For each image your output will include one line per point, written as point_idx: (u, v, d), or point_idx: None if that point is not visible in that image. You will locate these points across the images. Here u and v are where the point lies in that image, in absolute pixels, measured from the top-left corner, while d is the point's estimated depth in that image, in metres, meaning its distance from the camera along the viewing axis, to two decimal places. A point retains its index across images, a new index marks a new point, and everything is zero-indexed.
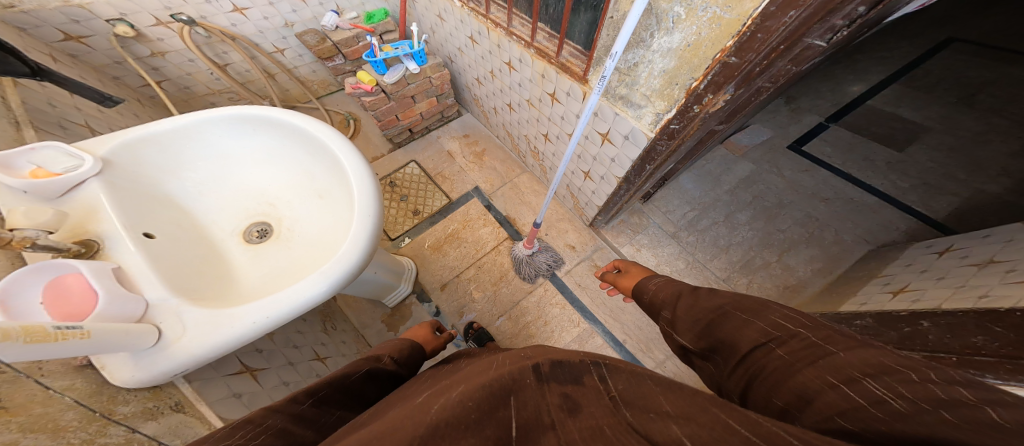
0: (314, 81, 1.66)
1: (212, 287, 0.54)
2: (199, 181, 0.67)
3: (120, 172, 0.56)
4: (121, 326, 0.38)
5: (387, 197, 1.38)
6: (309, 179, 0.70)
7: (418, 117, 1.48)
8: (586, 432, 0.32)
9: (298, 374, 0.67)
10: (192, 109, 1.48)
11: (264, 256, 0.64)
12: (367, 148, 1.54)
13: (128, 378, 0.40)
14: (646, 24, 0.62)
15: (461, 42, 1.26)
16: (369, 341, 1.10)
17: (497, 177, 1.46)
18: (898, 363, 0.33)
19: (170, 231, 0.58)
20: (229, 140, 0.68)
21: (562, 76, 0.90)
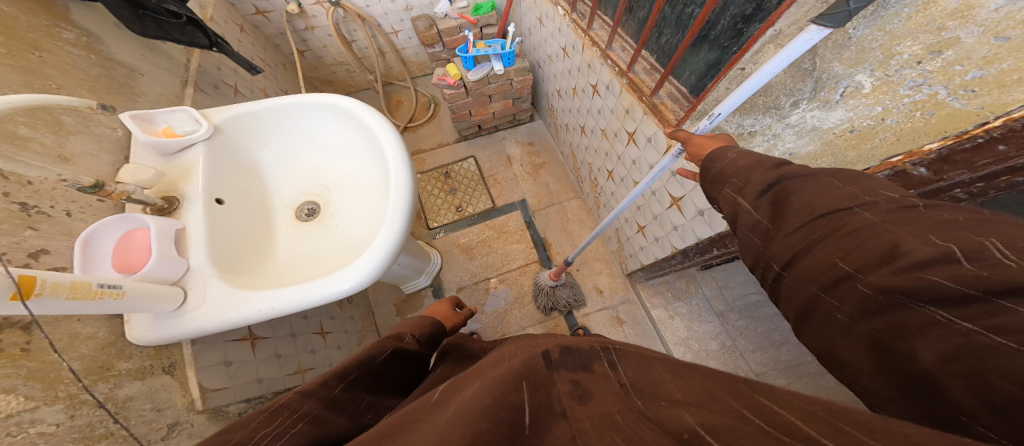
0: (415, 63, 1.72)
1: (251, 260, 0.61)
2: (278, 155, 0.75)
3: (219, 140, 0.65)
4: (150, 289, 0.46)
5: (438, 187, 1.43)
6: (363, 175, 0.73)
7: (491, 115, 1.46)
8: (595, 422, 0.27)
9: (292, 347, 0.76)
10: (318, 76, 1.63)
11: (305, 236, 0.71)
12: (436, 134, 1.60)
13: (141, 337, 0.49)
14: (797, 89, 0.42)
15: (552, 50, 1.16)
16: (377, 318, 1.18)
17: (546, 195, 1.42)
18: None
19: (239, 197, 0.67)
20: (308, 123, 0.74)
21: (647, 118, 0.75)
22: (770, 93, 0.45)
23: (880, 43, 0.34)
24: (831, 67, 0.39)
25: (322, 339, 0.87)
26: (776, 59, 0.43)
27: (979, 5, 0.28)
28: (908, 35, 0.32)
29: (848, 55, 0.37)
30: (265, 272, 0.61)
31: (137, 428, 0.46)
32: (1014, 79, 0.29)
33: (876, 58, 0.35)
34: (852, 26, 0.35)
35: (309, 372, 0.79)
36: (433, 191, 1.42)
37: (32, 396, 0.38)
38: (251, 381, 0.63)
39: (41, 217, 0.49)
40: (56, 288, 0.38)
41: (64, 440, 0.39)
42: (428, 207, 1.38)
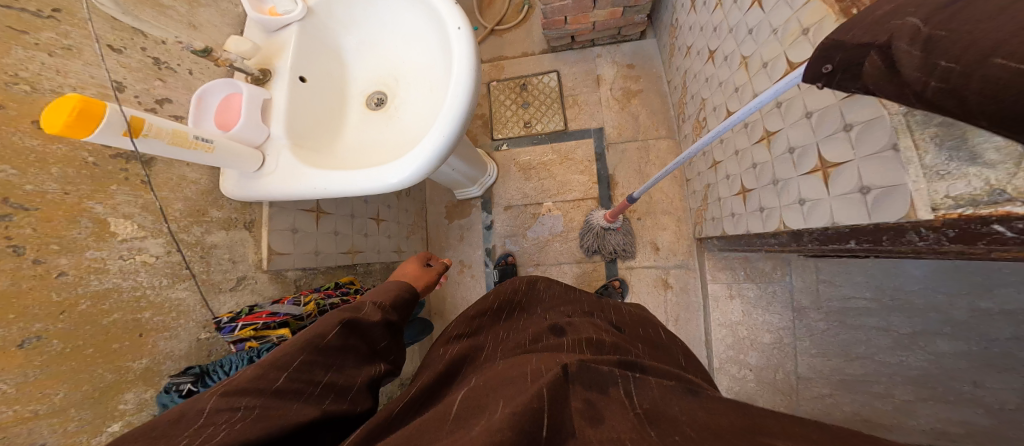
0: None
1: (322, 144, 0.62)
2: (361, 38, 0.69)
3: (310, 17, 0.63)
4: (234, 150, 0.50)
5: (513, 99, 1.33)
6: (433, 72, 0.63)
7: (589, 28, 1.21)
8: (609, 440, 0.32)
9: (351, 228, 0.87)
10: None
11: (372, 125, 0.67)
12: (524, 38, 1.41)
13: (232, 191, 0.57)
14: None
15: None
16: (428, 217, 1.28)
17: (630, 129, 1.23)
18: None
19: (323, 79, 0.66)
20: (391, 4, 0.64)
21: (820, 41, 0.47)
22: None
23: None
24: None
25: (376, 225, 0.97)
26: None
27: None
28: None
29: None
30: (331, 157, 0.62)
31: (215, 274, 0.58)
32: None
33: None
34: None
35: (359, 254, 0.90)
36: (506, 104, 1.32)
37: (143, 226, 0.49)
38: (310, 251, 0.75)
39: (170, 72, 0.55)
40: (161, 133, 0.43)
41: (161, 271, 0.51)
42: (498, 119, 1.31)
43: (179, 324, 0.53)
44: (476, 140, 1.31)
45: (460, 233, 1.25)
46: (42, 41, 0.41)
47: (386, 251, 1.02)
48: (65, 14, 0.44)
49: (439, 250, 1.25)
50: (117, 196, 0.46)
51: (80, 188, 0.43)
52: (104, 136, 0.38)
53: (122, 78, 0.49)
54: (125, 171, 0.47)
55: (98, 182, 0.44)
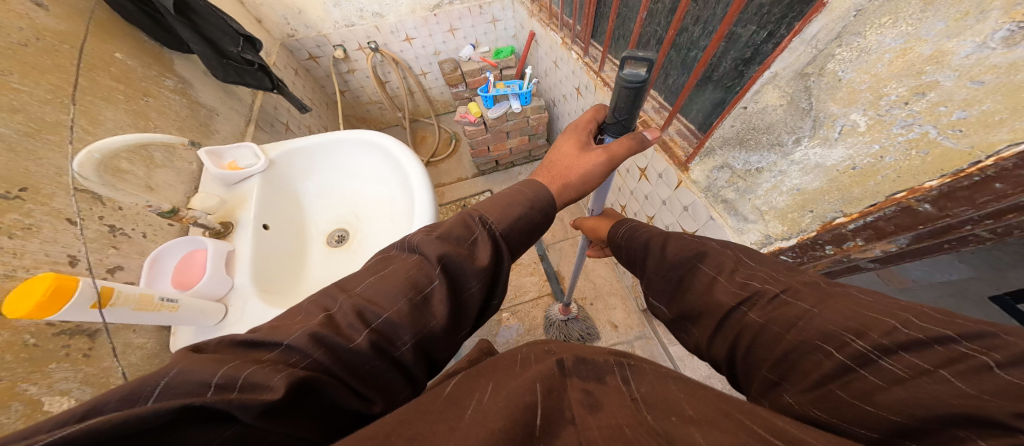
0: (439, 101, 1.82)
1: (286, 285, 0.60)
2: (320, 184, 0.75)
3: (276, 173, 0.69)
4: (201, 305, 0.48)
5: None
6: (391, 204, 0.71)
7: (507, 152, 1.52)
8: (606, 432, 0.26)
9: None
10: (355, 113, 1.74)
11: (335, 261, 0.68)
12: (456, 168, 1.68)
13: (183, 348, 0.50)
14: (797, 126, 0.43)
15: (567, 90, 1.21)
16: None
17: (561, 229, 1.44)
18: (866, 311, 0.30)
19: (285, 224, 0.68)
20: (352, 157, 0.75)
21: (658, 155, 0.75)
22: (772, 132, 0.46)
23: (868, 85, 0.34)
24: (827, 107, 0.39)
25: None
26: (776, 98, 0.45)
27: (951, 51, 0.28)
28: (892, 78, 0.32)
29: (840, 96, 0.37)
30: (297, 296, 0.60)
31: None
32: (996, 119, 0.27)
33: (866, 99, 0.35)
34: (840, 69, 0.36)
35: None
36: None
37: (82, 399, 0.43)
38: None
39: (124, 237, 0.54)
40: (127, 299, 0.42)
41: None
42: None
43: None
44: None
45: None
46: (3, 223, 0.40)
47: None
48: (32, 192, 0.44)
49: None
50: (56, 373, 0.41)
51: (16, 372, 0.37)
52: (70, 311, 0.37)
53: (77, 251, 0.47)
54: (67, 346, 0.42)
55: (36, 363, 0.39)
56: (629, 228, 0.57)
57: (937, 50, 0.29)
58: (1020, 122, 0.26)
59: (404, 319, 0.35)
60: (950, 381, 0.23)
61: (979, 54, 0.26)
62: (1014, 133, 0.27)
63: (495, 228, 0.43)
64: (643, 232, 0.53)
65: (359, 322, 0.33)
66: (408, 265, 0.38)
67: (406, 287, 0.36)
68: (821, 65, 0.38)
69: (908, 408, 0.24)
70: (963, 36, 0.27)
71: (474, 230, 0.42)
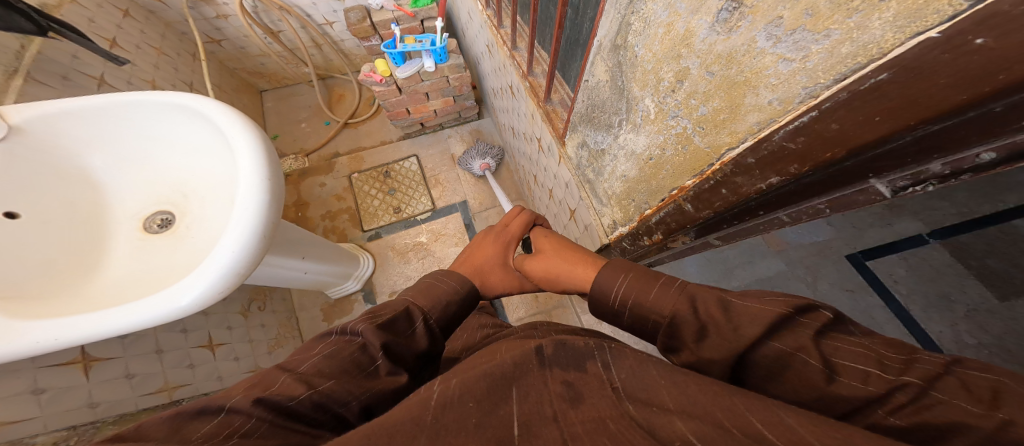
0: (358, 55, 1.61)
1: (55, 286, 0.50)
2: (121, 159, 0.63)
3: (28, 146, 0.54)
4: None
5: (376, 187, 1.42)
6: (220, 182, 0.62)
7: (431, 113, 1.43)
8: (590, 427, 0.23)
9: (158, 365, 0.69)
10: (244, 67, 1.52)
11: (149, 252, 0.60)
12: (380, 131, 1.56)
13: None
14: (616, 109, 0.40)
15: (482, 46, 1.10)
16: (301, 325, 1.17)
17: (488, 196, 1.42)
18: (893, 360, 0.23)
19: (54, 212, 0.55)
20: (155, 124, 0.61)
21: (545, 126, 0.71)
22: (606, 110, 0.43)
23: (651, 65, 0.31)
24: (631, 90, 0.36)
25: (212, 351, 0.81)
26: (602, 73, 0.41)
27: (694, 32, 0.24)
28: (664, 60, 0.29)
29: (637, 77, 0.34)
30: (81, 296, 0.51)
31: None
32: (722, 118, 0.26)
33: (650, 83, 0.32)
34: (636, 43, 0.32)
35: (180, 389, 0.73)
36: (372, 191, 1.40)
37: None
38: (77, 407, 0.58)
39: None
40: None
41: None
42: (365, 209, 1.37)
43: None
44: (346, 233, 1.33)
45: None
46: None
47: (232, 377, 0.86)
48: None
49: None
50: None
51: None
52: None
53: None
54: None
55: None
56: (632, 284, 0.37)
57: (687, 29, 0.25)
58: (733, 125, 0.25)
59: (336, 389, 0.31)
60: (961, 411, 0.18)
61: (710, 39, 0.23)
62: (731, 138, 0.26)
63: (433, 318, 0.43)
64: (658, 293, 0.35)
65: (298, 385, 0.30)
66: (350, 348, 0.35)
67: (349, 368, 0.33)
68: (623, 37, 0.33)
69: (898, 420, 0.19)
70: (701, 14, 0.23)
71: (414, 320, 0.40)
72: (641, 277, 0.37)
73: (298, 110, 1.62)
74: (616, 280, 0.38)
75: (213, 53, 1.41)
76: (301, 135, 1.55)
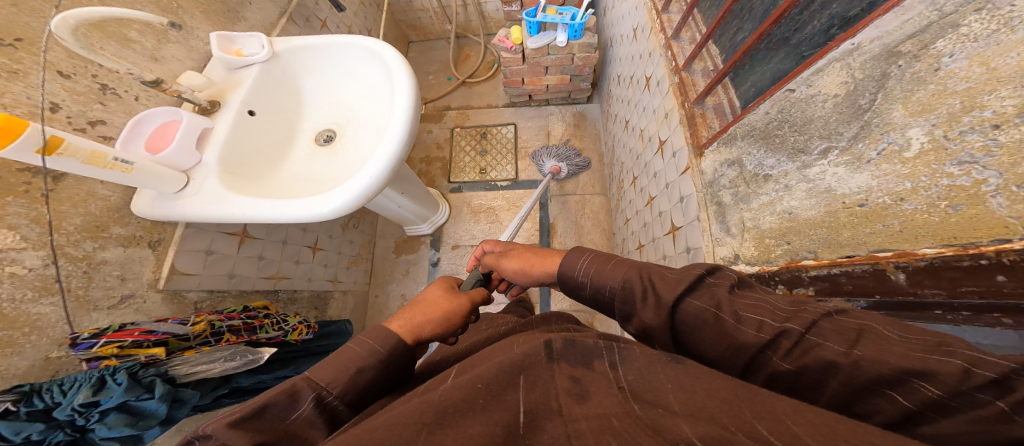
0: (493, 19, 1.60)
1: (258, 170, 0.65)
2: (320, 82, 0.76)
3: (276, 65, 0.70)
4: (157, 170, 0.51)
5: (471, 146, 1.45)
6: (380, 113, 0.70)
7: (544, 87, 1.38)
8: (595, 425, 0.24)
9: (279, 253, 0.85)
10: (406, 20, 1.62)
11: (316, 158, 0.72)
12: (490, 94, 1.57)
13: (141, 209, 0.56)
14: (836, 131, 0.33)
15: (625, 28, 1.01)
16: (376, 249, 1.30)
17: (574, 185, 1.38)
18: (921, 348, 0.23)
19: (274, 114, 0.71)
20: (351, 58, 0.73)
21: (680, 129, 0.62)
22: (805, 131, 0.36)
23: (968, 87, 0.23)
24: (891, 112, 0.28)
25: (312, 253, 0.97)
26: (834, 84, 0.33)
27: None
28: (1012, 79, 0.21)
29: (918, 97, 0.26)
30: (268, 180, 0.65)
31: (94, 291, 0.52)
32: None
33: (948, 109, 0.24)
34: (947, 52, 0.24)
35: (284, 280, 0.87)
36: (466, 149, 1.44)
37: (26, 237, 0.45)
38: (223, 274, 0.71)
39: (115, 97, 0.57)
40: (77, 153, 0.44)
41: (27, 284, 0.45)
42: (455, 162, 1.41)
43: (26, 341, 0.45)
44: (434, 181, 1.40)
45: (405, 268, 1.27)
46: None
47: (318, 280, 1.00)
48: (27, 44, 0.46)
49: (383, 284, 1.26)
50: (10, 207, 0.44)
51: None
52: (17, 152, 0.40)
53: (60, 100, 0.49)
54: (27, 183, 0.46)
55: None
56: (593, 262, 0.45)
57: None
58: None
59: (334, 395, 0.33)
60: (991, 403, 0.19)
61: None
62: None
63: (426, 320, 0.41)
64: (613, 269, 0.43)
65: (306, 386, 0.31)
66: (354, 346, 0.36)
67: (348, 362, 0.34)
68: (926, 42, 0.26)
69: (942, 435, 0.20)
70: None
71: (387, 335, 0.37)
72: (598, 258, 0.45)
73: (429, 63, 1.71)
74: (584, 261, 0.46)
75: (391, 6, 1.52)
76: (424, 85, 1.64)
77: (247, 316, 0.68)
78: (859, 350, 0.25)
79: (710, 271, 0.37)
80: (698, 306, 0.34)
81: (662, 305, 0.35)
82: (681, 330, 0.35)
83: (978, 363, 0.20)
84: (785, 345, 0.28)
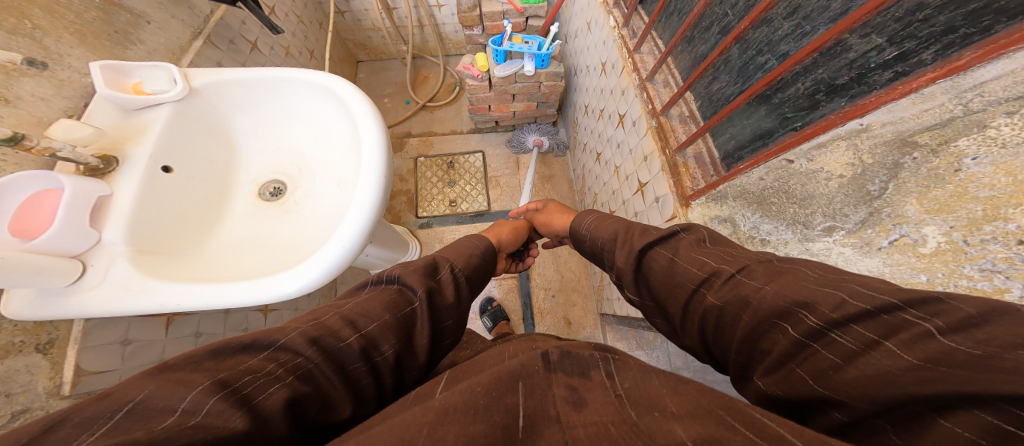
0: (451, 41, 1.57)
1: (182, 240, 0.54)
2: (258, 125, 0.66)
3: (196, 106, 0.59)
4: (38, 262, 0.40)
5: (438, 176, 1.38)
6: (339, 166, 0.63)
7: (510, 114, 1.36)
8: (592, 431, 0.22)
9: (220, 327, 0.70)
10: (354, 38, 1.52)
11: (258, 217, 0.62)
12: (453, 119, 1.52)
13: (14, 313, 0.42)
14: (843, 213, 0.34)
15: (592, 61, 1.03)
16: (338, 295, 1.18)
17: None
18: (825, 283, 0.27)
19: (199, 167, 0.59)
20: (298, 100, 0.64)
21: (662, 175, 0.62)
22: (811, 206, 0.37)
23: (991, 195, 0.24)
24: (904, 206, 0.29)
25: (264, 316, 0.83)
26: (840, 164, 0.34)
27: None
28: None
29: (936, 195, 0.27)
30: (197, 252, 0.54)
31: None
32: None
33: (969, 214, 0.25)
34: (971, 152, 0.25)
35: None
36: (432, 179, 1.37)
37: None
38: (148, 363, 0.58)
39: None
40: None
41: None
42: (422, 195, 1.34)
43: None
44: (399, 215, 1.31)
45: None
46: None
47: None
48: None
49: None
50: None
51: None
52: None
53: None
54: None
55: None
56: (595, 221, 0.57)
57: None
58: None
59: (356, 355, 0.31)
60: (897, 354, 0.21)
61: None
62: None
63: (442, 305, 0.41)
64: (610, 224, 0.53)
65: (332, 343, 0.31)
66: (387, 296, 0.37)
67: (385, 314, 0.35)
68: (946, 137, 0.27)
69: (859, 386, 0.22)
70: None
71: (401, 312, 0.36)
72: (602, 217, 0.56)
73: (384, 86, 1.62)
74: (588, 220, 0.58)
75: (336, 24, 1.42)
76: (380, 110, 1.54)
77: None
78: (770, 285, 0.30)
79: (682, 229, 0.44)
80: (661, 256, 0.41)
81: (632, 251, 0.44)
82: (643, 272, 0.43)
83: (867, 295, 0.24)
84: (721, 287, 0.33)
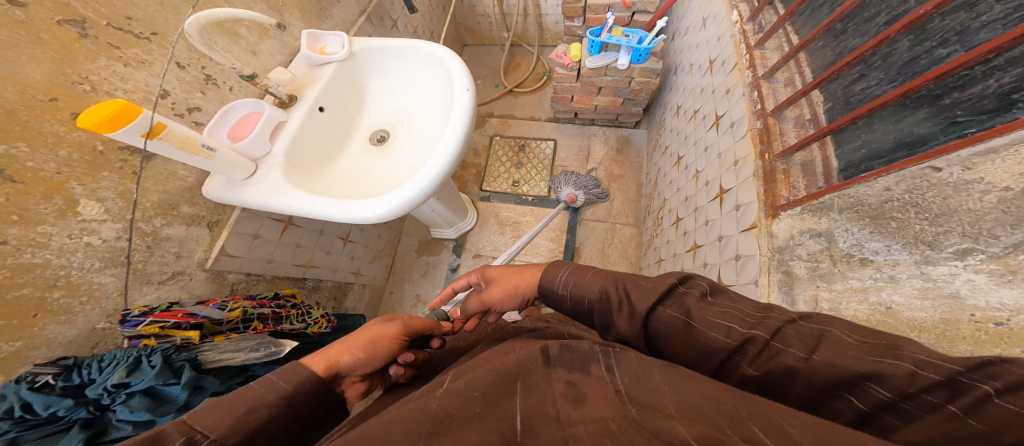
0: (550, 31, 1.59)
1: (317, 165, 0.64)
2: (388, 83, 0.75)
3: (353, 64, 0.70)
4: (232, 159, 0.52)
5: (508, 157, 1.42)
6: (440, 119, 0.67)
7: (591, 107, 1.34)
8: (594, 429, 0.20)
9: (314, 242, 0.84)
10: (466, 23, 1.63)
11: (371, 158, 0.70)
12: (534, 107, 1.55)
13: (212, 192, 0.56)
14: (992, 233, 0.29)
15: (698, 58, 0.96)
16: (400, 246, 1.30)
17: (607, 210, 1.33)
18: (873, 352, 0.24)
19: (342, 113, 0.71)
20: (423, 61, 0.71)
21: (752, 181, 0.56)
22: (945, 225, 0.32)
23: None
24: None
25: (342, 245, 0.96)
26: (1009, 174, 0.28)
27: None
28: None
29: None
30: (325, 176, 0.64)
31: (152, 267, 0.53)
32: None
33: None
34: None
35: (314, 268, 0.86)
36: (503, 159, 1.42)
37: (109, 210, 0.47)
38: (263, 258, 0.70)
39: (213, 86, 0.60)
40: (174, 138, 0.44)
41: (99, 255, 0.46)
42: (490, 171, 1.40)
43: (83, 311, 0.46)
44: (466, 186, 1.39)
45: (424, 269, 1.26)
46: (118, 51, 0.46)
47: (343, 271, 1.00)
48: (160, 37, 0.51)
49: (399, 281, 1.25)
50: (103, 181, 0.46)
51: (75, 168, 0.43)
52: (124, 134, 0.40)
53: (170, 87, 0.53)
54: (123, 161, 0.47)
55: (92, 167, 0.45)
56: (572, 274, 0.44)
57: None
58: None
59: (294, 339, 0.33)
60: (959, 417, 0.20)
61: None
62: None
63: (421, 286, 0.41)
64: (592, 279, 0.42)
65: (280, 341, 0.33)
66: None
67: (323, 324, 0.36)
68: None
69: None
70: None
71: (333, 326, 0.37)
72: (577, 269, 0.44)
73: (478, 68, 1.71)
74: (560, 274, 0.45)
75: (456, 9, 1.53)
76: None
77: (275, 305, 0.66)
78: (817, 355, 0.26)
79: (681, 280, 0.37)
80: (671, 314, 0.34)
81: (636, 317, 0.35)
82: (654, 336, 0.35)
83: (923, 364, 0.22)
84: (751, 351, 0.29)
